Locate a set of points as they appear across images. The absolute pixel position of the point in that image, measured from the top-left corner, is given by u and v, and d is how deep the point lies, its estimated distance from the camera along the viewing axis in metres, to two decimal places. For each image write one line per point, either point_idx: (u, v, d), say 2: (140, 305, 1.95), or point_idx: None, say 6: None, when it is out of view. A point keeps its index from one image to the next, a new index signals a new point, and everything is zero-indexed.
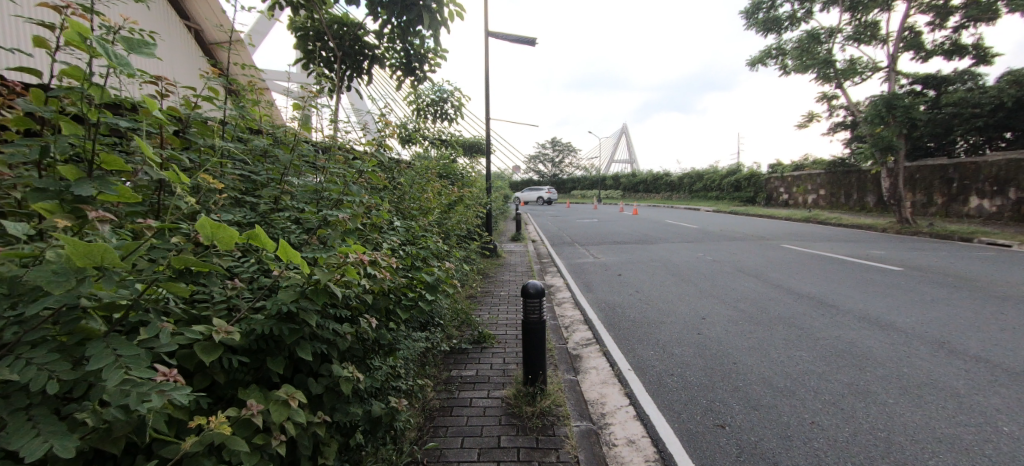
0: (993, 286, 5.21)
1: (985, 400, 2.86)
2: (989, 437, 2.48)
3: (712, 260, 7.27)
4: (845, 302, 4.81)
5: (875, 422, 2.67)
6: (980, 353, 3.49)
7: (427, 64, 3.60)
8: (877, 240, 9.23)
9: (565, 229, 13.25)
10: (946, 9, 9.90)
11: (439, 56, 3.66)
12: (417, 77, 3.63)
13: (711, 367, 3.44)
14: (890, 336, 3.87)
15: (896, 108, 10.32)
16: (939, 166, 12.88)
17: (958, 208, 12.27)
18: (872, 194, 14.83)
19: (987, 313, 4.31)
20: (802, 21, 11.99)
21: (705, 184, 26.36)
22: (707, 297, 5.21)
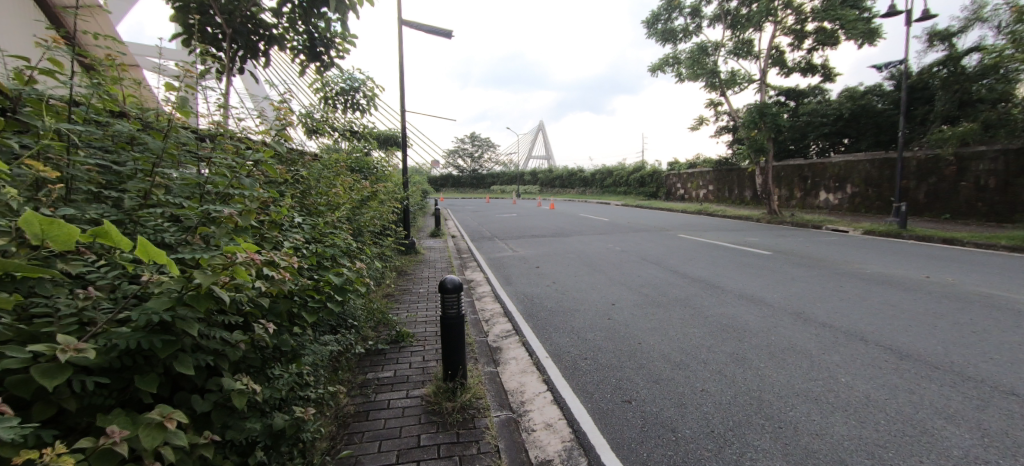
0: (835, 264, 6.35)
1: (829, 358, 3.49)
2: (831, 388, 3.05)
3: (621, 250, 7.87)
4: (728, 283, 5.53)
5: (749, 384, 3.12)
6: (825, 319, 4.25)
7: (335, 49, 3.37)
8: (752, 228, 10.73)
9: (485, 224, 13.35)
10: (802, 33, 11.75)
11: (347, 41, 3.44)
12: (323, 63, 3.39)
13: (620, 349, 3.73)
14: (761, 310, 4.55)
15: (766, 116, 12.04)
16: (798, 166, 15.35)
17: (811, 201, 14.75)
18: (749, 189, 17.16)
19: (831, 287, 5.25)
20: (693, 35, 13.39)
21: (614, 180, 28.39)
22: (616, 285, 5.63)
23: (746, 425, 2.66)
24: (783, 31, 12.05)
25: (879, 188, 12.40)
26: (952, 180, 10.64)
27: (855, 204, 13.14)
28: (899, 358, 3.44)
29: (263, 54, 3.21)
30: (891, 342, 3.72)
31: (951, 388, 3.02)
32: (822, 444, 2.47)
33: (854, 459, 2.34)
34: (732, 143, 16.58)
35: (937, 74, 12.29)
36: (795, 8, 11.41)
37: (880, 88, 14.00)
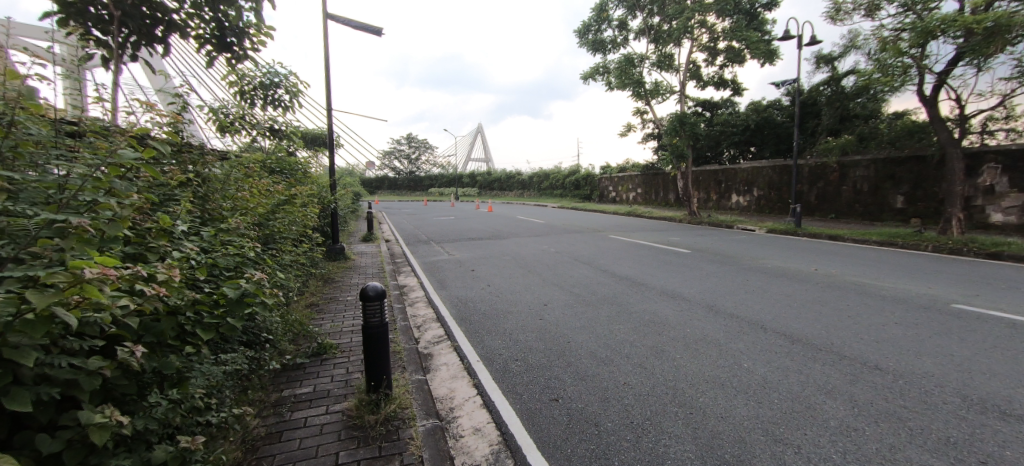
0: (743, 260, 7.02)
1: (734, 346, 3.84)
2: (735, 374, 3.35)
3: (555, 251, 8.09)
4: (651, 280, 5.90)
5: (666, 374, 3.35)
6: (733, 310, 4.68)
7: (248, 41, 3.11)
8: (675, 229, 11.55)
9: (421, 227, 13.05)
10: (715, 50, 12.91)
11: (263, 33, 3.19)
12: (236, 55, 3.11)
13: (549, 349, 3.82)
14: (679, 304, 4.90)
15: (685, 125, 13.06)
16: (713, 171, 16.81)
17: (725, 203, 16.23)
18: (672, 192, 18.50)
19: (739, 281, 5.81)
20: (621, 46, 14.16)
21: (550, 183, 29.22)
22: (549, 286, 5.77)
23: (663, 413, 2.84)
24: (699, 47, 13.15)
25: (779, 191, 13.95)
26: (836, 185, 12.26)
27: (761, 206, 14.66)
28: (792, 342, 3.88)
29: (162, 41, 2.87)
30: (786, 329, 4.18)
31: (830, 366, 3.45)
32: (727, 426, 2.70)
33: (752, 436, 2.59)
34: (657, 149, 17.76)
35: (822, 92, 14.10)
36: (709, 27, 12.50)
37: (779, 103, 15.84)
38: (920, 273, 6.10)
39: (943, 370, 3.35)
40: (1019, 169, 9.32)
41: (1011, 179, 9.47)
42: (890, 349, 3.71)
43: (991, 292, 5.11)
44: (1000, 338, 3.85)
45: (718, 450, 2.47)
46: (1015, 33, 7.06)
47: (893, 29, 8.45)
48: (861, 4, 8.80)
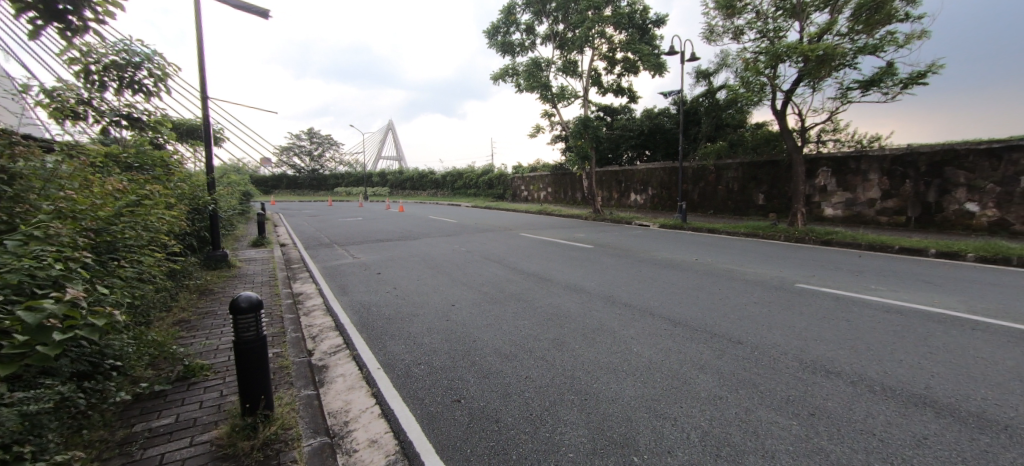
0: (637, 253, 7.68)
1: (626, 333, 4.17)
2: (625, 358, 3.65)
3: (466, 251, 8.07)
4: (556, 275, 6.18)
5: (565, 364, 3.53)
6: (627, 300, 5.10)
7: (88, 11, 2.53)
8: (580, 226, 12.23)
9: (322, 229, 12.12)
10: (613, 60, 13.94)
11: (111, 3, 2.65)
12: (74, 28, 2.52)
13: (455, 350, 3.79)
14: (581, 297, 5.20)
15: (588, 128, 13.94)
16: (614, 172, 18.14)
17: (624, 202, 17.64)
18: (579, 191, 19.63)
19: (634, 272, 6.33)
20: (528, 49, 14.61)
21: (464, 182, 29.18)
22: (457, 286, 5.73)
23: (560, 403, 2.97)
24: (599, 56, 14.10)
25: (669, 190, 15.54)
26: (714, 185, 14.01)
27: (654, 203, 16.20)
28: (674, 325, 4.34)
29: None
30: (670, 314, 4.65)
31: (704, 344, 3.92)
32: (617, 407, 2.93)
33: (637, 415, 2.83)
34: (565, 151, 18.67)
35: (702, 103, 16.15)
36: (607, 38, 13.47)
37: (668, 111, 17.74)
38: (773, 259, 7.25)
39: (786, 339, 4.00)
40: (843, 172, 11.55)
41: (837, 181, 11.71)
42: (748, 325, 4.33)
43: (822, 273, 6.26)
44: (826, 310, 4.71)
45: (608, 431, 2.64)
46: (836, 62, 8.69)
47: (752, 52, 9.87)
48: (729, 28, 10.14)
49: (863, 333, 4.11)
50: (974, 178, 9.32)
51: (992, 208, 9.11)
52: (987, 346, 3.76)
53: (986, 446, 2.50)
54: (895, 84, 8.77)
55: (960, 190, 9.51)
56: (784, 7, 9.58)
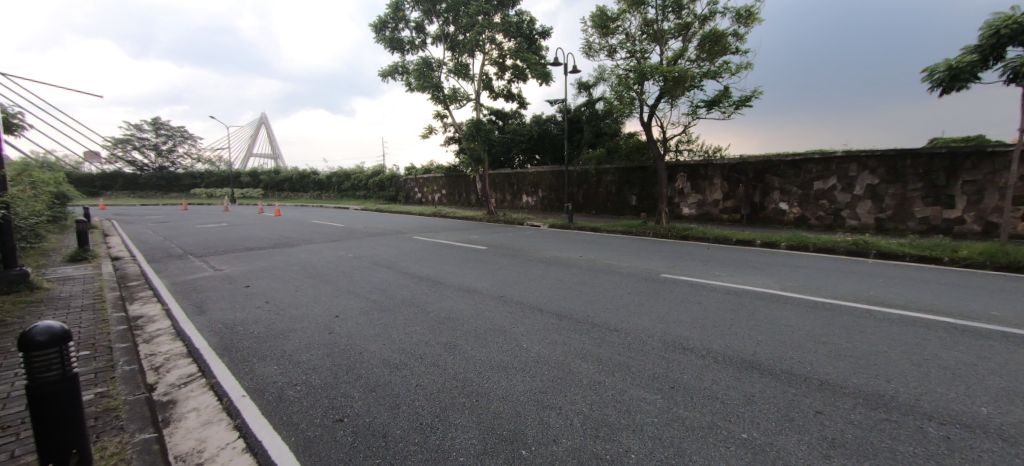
0: (528, 253, 8.03)
1: (517, 331, 4.32)
2: (516, 355, 3.77)
3: (353, 257, 7.55)
4: (450, 278, 6.14)
5: (457, 368, 3.52)
6: (518, 298, 5.29)
7: None
8: (475, 227, 12.36)
9: (172, 238, 10.24)
10: (503, 66, 14.41)
11: None
12: None
13: (337, 365, 3.51)
14: (475, 298, 5.25)
15: (481, 131, 14.19)
16: (507, 174, 18.73)
17: (517, 203, 18.35)
18: (474, 194, 19.93)
19: (526, 271, 6.60)
20: (419, 48, 14.31)
21: (352, 184, 27.39)
22: (342, 295, 5.32)
23: (451, 408, 2.94)
24: (489, 61, 14.44)
25: (556, 192, 16.60)
26: (595, 187, 15.36)
27: (544, 204, 17.15)
28: (560, 319, 4.64)
29: None
30: (557, 308, 4.96)
31: (586, 335, 4.25)
32: (507, 404, 3.00)
33: (526, 409, 2.95)
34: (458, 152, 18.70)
35: (584, 112, 17.66)
36: (497, 44, 13.84)
37: (554, 118, 19.35)
38: (644, 253, 8.21)
39: (652, 323, 4.56)
40: (694, 177, 13.62)
41: (691, 184, 13.75)
42: (622, 314, 4.84)
43: (680, 264, 7.29)
44: (682, 295, 5.50)
45: (499, 429, 2.70)
46: (687, 83, 10.18)
47: (623, 69, 11.06)
48: (604, 46, 11.21)
49: (709, 312, 4.89)
50: (784, 183, 11.80)
51: (796, 207, 11.63)
52: (792, 316, 4.77)
53: (791, 397, 3.17)
54: (730, 105, 10.63)
55: (775, 192, 11.96)
56: (647, 32, 10.93)
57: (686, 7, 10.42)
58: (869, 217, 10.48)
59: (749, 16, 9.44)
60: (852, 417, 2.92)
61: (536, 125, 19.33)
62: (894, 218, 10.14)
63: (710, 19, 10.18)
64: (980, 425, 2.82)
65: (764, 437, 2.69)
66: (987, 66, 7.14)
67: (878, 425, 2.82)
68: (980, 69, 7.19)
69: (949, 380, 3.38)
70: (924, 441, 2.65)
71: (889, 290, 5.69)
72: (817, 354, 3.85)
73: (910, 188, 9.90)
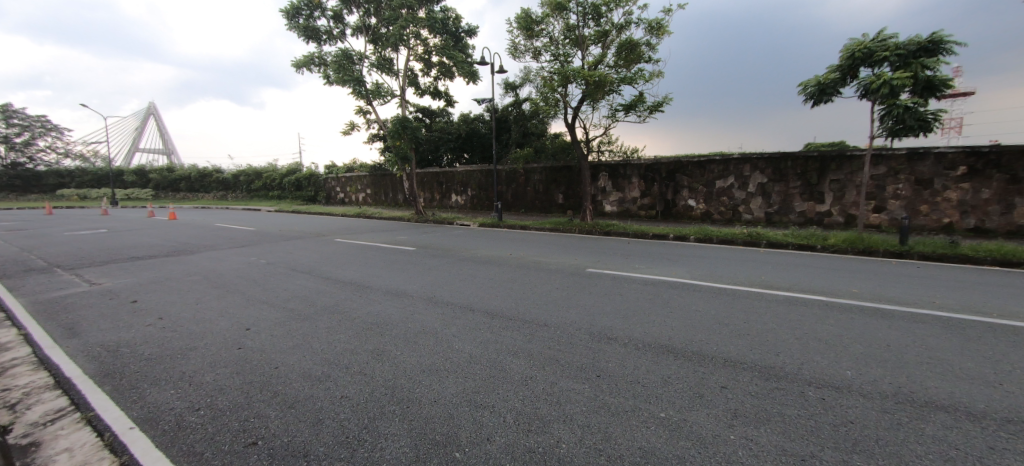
0: (458, 252, 7.95)
1: (448, 332, 4.24)
2: (448, 357, 3.71)
3: (265, 263, 6.90)
4: (377, 281, 5.87)
5: (387, 374, 3.37)
6: (449, 299, 5.21)
7: None
8: (403, 228, 11.95)
9: (30, 248, 8.57)
10: (429, 63, 14.11)
11: None
12: None
13: (249, 383, 3.18)
14: (403, 301, 5.07)
15: (407, 128, 13.77)
16: (435, 173, 18.38)
17: (446, 203, 18.10)
18: (401, 193, 19.30)
19: (457, 271, 6.53)
20: (337, 39, 13.48)
21: (264, 183, 25.10)
22: (253, 306, 4.84)
23: (381, 417, 2.81)
24: (414, 57, 14.05)
25: (486, 190, 16.66)
26: (524, 186, 15.66)
27: (474, 204, 17.12)
28: (492, 317, 4.65)
29: None
30: (488, 307, 4.96)
31: (517, 331, 4.31)
32: (440, 408, 2.94)
33: (459, 410, 2.91)
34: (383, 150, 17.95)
35: (511, 112, 17.91)
36: (422, 40, 13.51)
37: (482, 117, 19.41)
38: (571, 249, 8.55)
39: (579, 316, 4.76)
40: (615, 176, 14.47)
41: (611, 183, 14.59)
42: (552, 309, 4.98)
43: (604, 258, 7.70)
44: (606, 288, 5.81)
45: (431, 435, 2.62)
46: (607, 87, 10.76)
47: (548, 71, 11.38)
48: (530, 47, 11.44)
49: (630, 303, 5.23)
50: (691, 182, 13.00)
51: (701, 203, 12.88)
52: (701, 302, 5.27)
53: (701, 375, 3.50)
54: (644, 110, 11.44)
55: (684, 190, 13.13)
56: (569, 36, 11.35)
57: (605, 15, 10.99)
58: (760, 211, 11.95)
59: (659, 28, 10.23)
60: (751, 388, 3.30)
61: (464, 124, 19.24)
62: (779, 212, 11.67)
63: (626, 28, 10.85)
64: (844, 385, 3.35)
65: (680, 414, 2.93)
66: (846, 83, 8.45)
67: (771, 394, 3.22)
68: (841, 86, 8.48)
69: (822, 349, 3.97)
70: (805, 404, 3.07)
71: (776, 275, 6.53)
72: (721, 335, 4.29)
73: (790, 187, 11.47)
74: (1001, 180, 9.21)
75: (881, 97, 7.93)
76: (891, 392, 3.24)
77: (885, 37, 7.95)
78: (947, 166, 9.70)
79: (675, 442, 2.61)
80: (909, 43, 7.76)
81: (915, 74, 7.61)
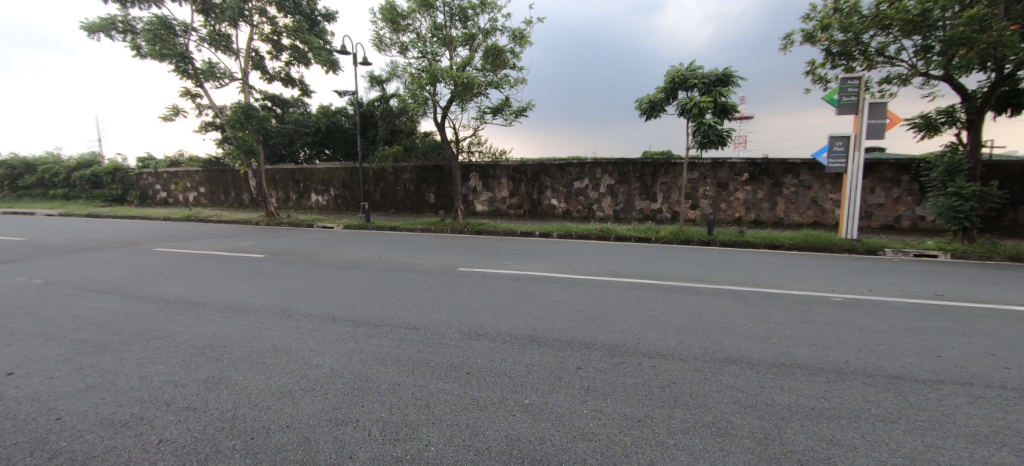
0: (318, 258, 7.24)
1: (304, 347, 3.84)
2: (304, 375, 3.35)
3: (39, 283, 5.28)
4: (211, 297, 4.99)
5: (224, 404, 2.88)
6: (305, 310, 4.72)
7: None
8: (248, 232, 10.42)
9: None
10: (278, 45, 12.53)
11: None
12: None
13: (11, 445, 2.39)
14: (247, 318, 4.41)
15: (252, 118, 12.08)
16: (290, 170, 16.42)
17: (304, 203, 16.35)
18: (246, 192, 16.90)
19: (317, 278, 5.96)
20: (150, 3, 11.03)
21: (41, 179, 19.24)
22: (19, 342, 3.65)
23: (218, 454, 2.40)
24: (260, 36, 12.30)
25: (352, 190, 15.54)
26: (393, 186, 15.04)
27: (338, 204, 15.83)
28: (356, 325, 4.38)
29: None
30: (352, 315, 4.65)
31: (384, 338, 4.13)
32: (292, 432, 2.64)
33: (317, 431, 2.65)
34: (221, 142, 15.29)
35: (377, 108, 17.18)
36: (268, 18, 11.91)
37: (344, 111, 18.14)
38: (442, 249, 8.54)
39: (449, 316, 4.79)
40: (485, 177, 14.88)
41: (481, 182, 14.96)
42: (422, 311, 4.91)
43: (475, 257, 7.88)
44: (476, 286, 5.96)
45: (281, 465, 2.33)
46: (475, 90, 11.02)
47: (415, 68, 11.14)
48: (395, 42, 11.01)
49: (498, 298, 5.47)
50: (553, 183, 14.19)
51: (563, 202, 14.16)
52: (560, 293, 5.80)
53: (560, 360, 3.85)
54: (510, 114, 12.02)
55: (548, 190, 14.26)
56: (436, 35, 11.26)
57: (471, 19, 11.20)
58: (609, 209, 13.67)
59: (522, 38, 10.85)
60: (599, 365, 3.76)
61: (324, 117, 17.74)
62: (624, 210, 13.52)
63: (491, 34, 11.24)
64: (668, 352, 4.06)
65: (541, 398, 3.18)
66: (669, 102, 10.18)
67: (615, 368, 3.72)
68: (666, 104, 10.19)
69: (653, 325, 4.73)
70: (640, 373, 3.63)
71: (620, 264, 7.55)
72: (576, 321, 4.78)
73: (632, 188, 13.37)
74: (769, 184, 12.21)
75: (693, 116, 9.77)
76: (699, 354, 4.03)
77: (695, 67, 9.81)
78: (737, 172, 12.45)
79: (538, 425, 2.82)
80: (711, 74, 9.71)
81: (714, 100, 9.58)
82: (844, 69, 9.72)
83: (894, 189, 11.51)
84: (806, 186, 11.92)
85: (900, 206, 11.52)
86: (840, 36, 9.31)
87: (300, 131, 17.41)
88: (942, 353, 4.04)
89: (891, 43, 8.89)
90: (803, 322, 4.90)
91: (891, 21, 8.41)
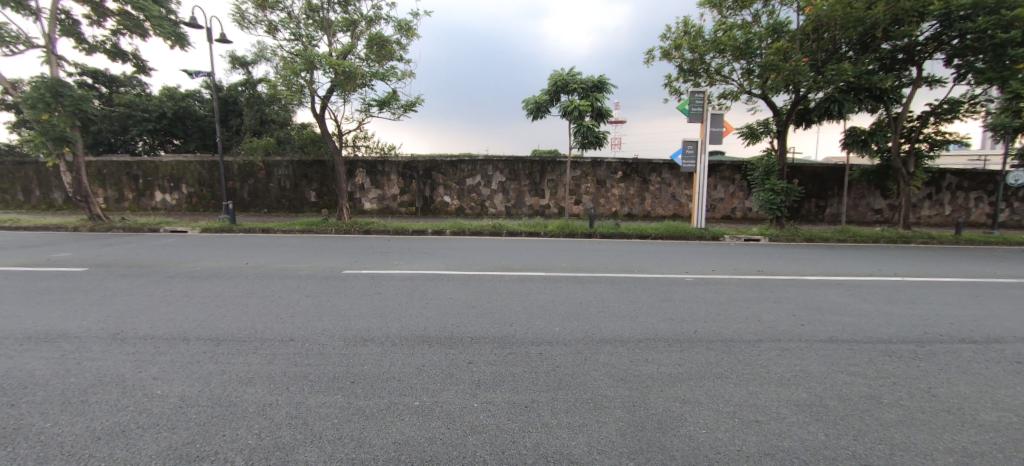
0: (165, 268, 6.16)
1: (146, 376, 3.26)
2: (146, 409, 2.85)
3: None
4: (3, 326, 3.91)
5: (27, 460, 2.31)
6: (147, 332, 3.99)
7: None
8: (63, 241, 8.41)
9: None
10: (100, 9, 10.22)
11: None
12: None
13: None
14: (60, 348, 3.57)
15: (63, 97, 9.68)
16: (123, 162, 13.56)
17: (147, 202, 13.66)
18: (59, 191, 13.55)
19: (163, 293, 5.07)
20: None
21: None
22: None
23: None
24: None
25: (211, 188, 13.49)
26: (264, 182, 13.44)
27: (193, 204, 13.60)
28: (216, 344, 3.85)
29: None
30: (211, 333, 4.08)
31: (253, 354, 3.72)
32: None
33: None
34: (15, 125, 11.95)
35: (241, 93, 15.17)
36: None
37: (198, 94, 15.67)
38: (324, 251, 7.92)
39: (332, 323, 4.50)
40: (373, 173, 14.12)
41: (370, 179, 14.16)
42: (300, 320, 4.52)
43: (363, 258, 7.49)
44: (363, 289, 5.68)
45: None
46: (359, 81, 10.36)
47: (288, 52, 10.07)
48: (262, 20, 9.77)
49: (388, 300, 5.30)
50: (445, 179, 14.12)
51: (455, 199, 14.17)
52: (451, 290, 5.84)
53: (451, 357, 3.89)
54: (398, 108, 11.60)
55: (440, 187, 14.15)
56: (312, 17, 10.30)
57: (352, 4, 10.50)
58: (501, 206, 14.13)
59: (408, 30, 10.51)
60: (489, 359, 3.89)
61: (171, 100, 15.02)
62: (515, 206, 14.09)
63: (375, 23, 10.67)
64: (552, 339, 4.38)
65: (431, 398, 3.19)
66: (553, 105, 10.85)
67: (503, 359, 3.89)
68: (550, 106, 10.83)
69: (540, 315, 5.06)
70: (526, 361, 3.87)
71: (512, 259, 7.87)
72: (468, 318, 4.87)
73: (522, 185, 13.99)
74: (640, 181, 13.83)
75: (574, 118, 10.57)
76: (578, 337, 4.43)
77: (575, 73, 10.58)
78: (614, 171, 13.83)
79: (427, 425, 2.83)
80: (589, 81, 10.58)
81: (591, 105, 10.49)
82: (693, 84, 11.42)
83: (731, 186, 13.96)
84: (668, 184, 13.81)
85: (735, 200, 14.03)
86: (689, 55, 10.91)
87: (137, 116, 14.61)
88: (759, 317, 5.06)
89: (725, 65, 10.68)
90: (663, 301, 5.69)
91: (725, 46, 10.13)
